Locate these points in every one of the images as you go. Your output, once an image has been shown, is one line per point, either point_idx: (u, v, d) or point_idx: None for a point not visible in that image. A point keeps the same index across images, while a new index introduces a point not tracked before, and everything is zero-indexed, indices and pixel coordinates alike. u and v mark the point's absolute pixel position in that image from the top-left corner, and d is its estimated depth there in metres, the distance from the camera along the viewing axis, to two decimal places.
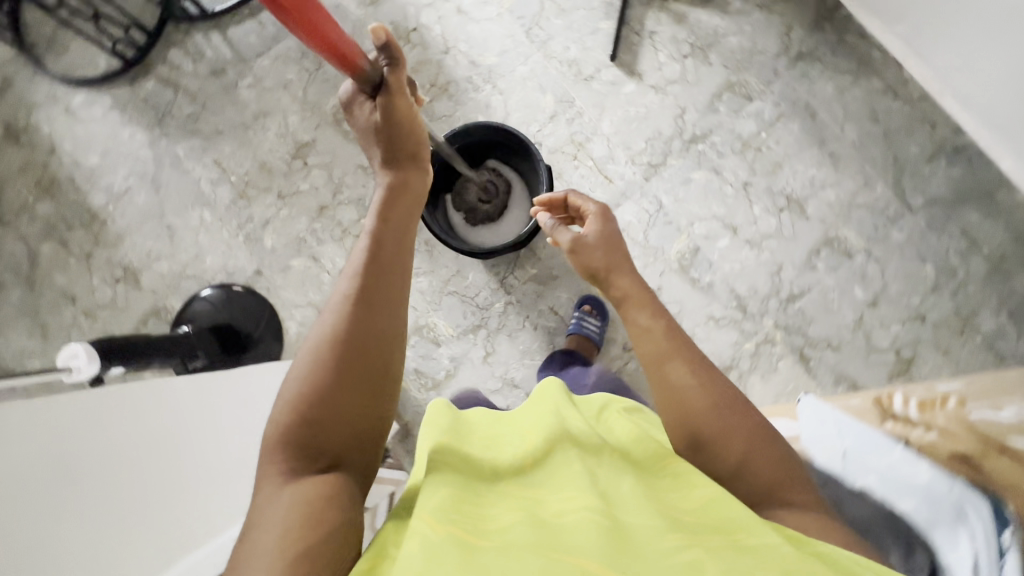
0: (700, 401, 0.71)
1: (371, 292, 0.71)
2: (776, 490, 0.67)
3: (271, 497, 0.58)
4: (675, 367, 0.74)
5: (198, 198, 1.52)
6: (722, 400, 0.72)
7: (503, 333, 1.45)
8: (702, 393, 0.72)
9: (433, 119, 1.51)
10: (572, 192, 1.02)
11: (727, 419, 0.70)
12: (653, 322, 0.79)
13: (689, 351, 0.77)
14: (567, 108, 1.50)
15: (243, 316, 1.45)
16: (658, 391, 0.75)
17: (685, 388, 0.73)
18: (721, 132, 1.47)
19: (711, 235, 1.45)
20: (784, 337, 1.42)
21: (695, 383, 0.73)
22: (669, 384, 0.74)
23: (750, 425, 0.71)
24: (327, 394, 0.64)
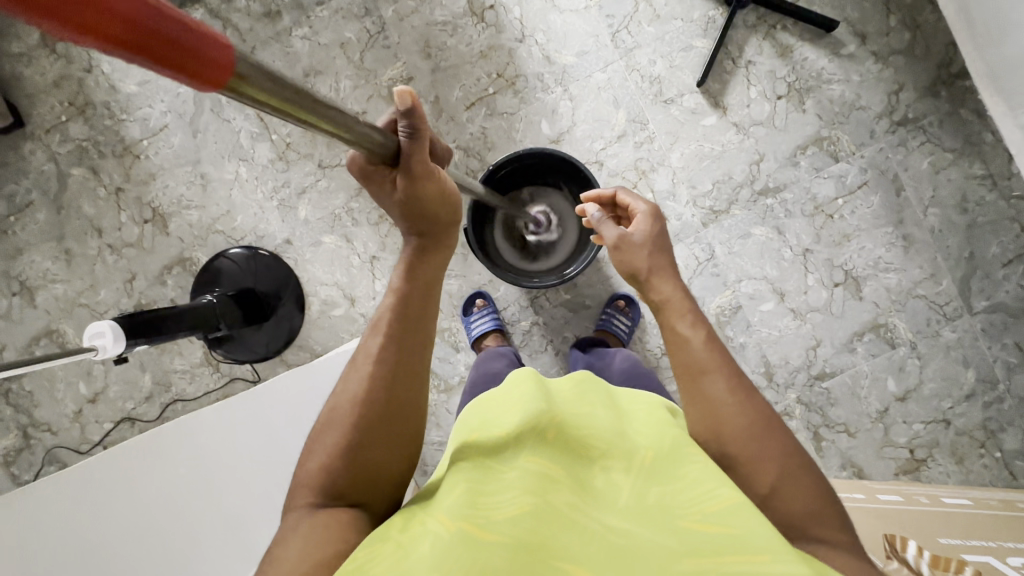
0: (727, 426, 0.65)
1: (400, 355, 0.70)
2: (804, 527, 0.59)
3: (297, 522, 0.61)
4: (711, 388, 0.67)
5: (236, 151, 1.45)
6: (757, 425, 0.64)
7: (523, 352, 1.43)
8: (737, 418, 0.65)
9: (494, 113, 1.41)
10: (621, 189, 0.91)
11: (755, 449, 0.63)
12: (693, 338, 0.71)
13: (731, 372, 0.68)
14: (638, 130, 1.39)
15: (269, 284, 1.43)
16: (693, 414, 0.68)
17: (715, 412, 0.66)
18: (795, 188, 1.37)
19: (756, 296, 1.39)
20: (803, 413, 1.39)
21: (726, 408, 0.65)
22: (704, 408, 0.67)
23: (787, 453, 0.63)
24: (369, 441, 0.66)
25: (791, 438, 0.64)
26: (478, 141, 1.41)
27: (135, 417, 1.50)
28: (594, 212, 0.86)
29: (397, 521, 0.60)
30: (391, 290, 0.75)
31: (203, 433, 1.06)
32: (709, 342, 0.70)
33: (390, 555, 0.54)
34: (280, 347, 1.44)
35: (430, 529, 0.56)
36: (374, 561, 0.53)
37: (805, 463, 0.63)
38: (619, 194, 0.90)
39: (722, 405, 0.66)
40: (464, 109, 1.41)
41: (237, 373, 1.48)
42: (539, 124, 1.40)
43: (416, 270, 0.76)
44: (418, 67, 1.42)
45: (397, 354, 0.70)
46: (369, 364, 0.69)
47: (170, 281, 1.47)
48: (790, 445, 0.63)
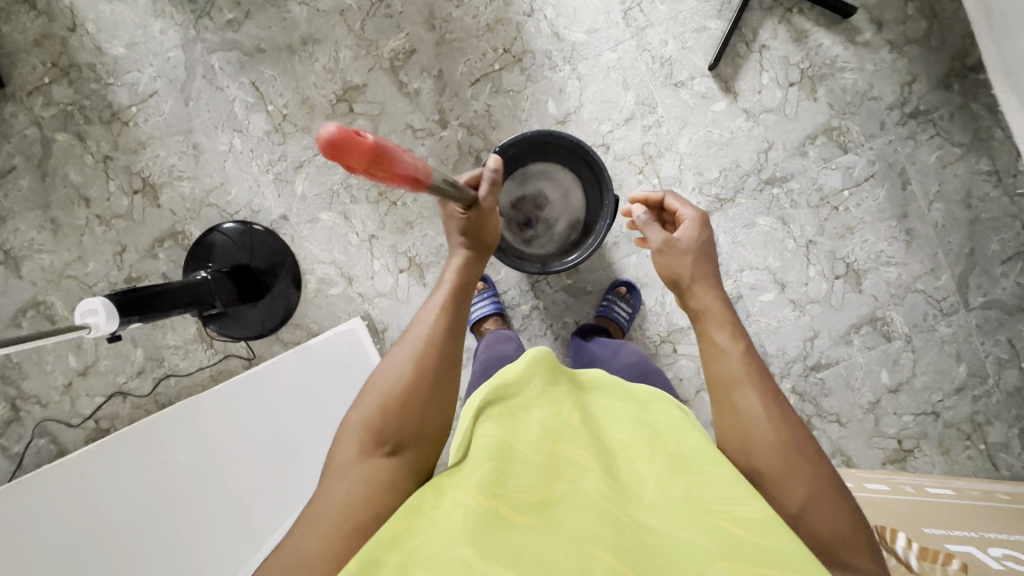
0: (757, 437, 0.65)
1: (453, 330, 0.73)
2: (820, 539, 0.61)
3: (341, 474, 0.63)
4: (744, 401, 0.67)
5: (230, 121, 1.40)
6: (788, 440, 0.64)
7: (522, 337, 1.42)
8: (768, 431, 0.65)
9: (499, 91, 1.37)
10: (671, 192, 0.88)
11: (783, 460, 0.63)
12: (730, 348, 0.71)
13: (766, 386, 0.68)
14: (647, 114, 1.35)
15: (264, 261, 1.40)
16: (724, 422, 0.69)
17: (747, 424, 0.66)
18: (802, 179, 1.36)
19: (757, 286, 1.38)
20: (797, 403, 1.41)
21: (757, 421, 0.66)
22: (735, 419, 0.67)
23: (815, 470, 0.63)
24: (412, 410, 0.67)
25: (824, 458, 0.65)
26: (482, 119, 1.37)
27: (127, 392, 1.48)
28: (639, 215, 0.86)
29: (428, 491, 0.59)
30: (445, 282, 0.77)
31: (203, 419, 1.07)
32: (747, 355, 0.70)
33: (423, 527, 0.54)
34: (274, 326, 1.42)
35: (461, 502, 0.56)
36: (407, 530, 0.54)
37: (831, 482, 0.63)
38: (668, 197, 0.88)
39: (755, 420, 0.65)
40: (468, 86, 1.37)
41: (231, 349, 1.46)
42: (546, 104, 1.37)
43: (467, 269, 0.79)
44: (422, 39, 1.36)
45: (450, 331, 0.73)
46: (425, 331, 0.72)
47: (161, 254, 1.43)
48: (818, 464, 0.64)
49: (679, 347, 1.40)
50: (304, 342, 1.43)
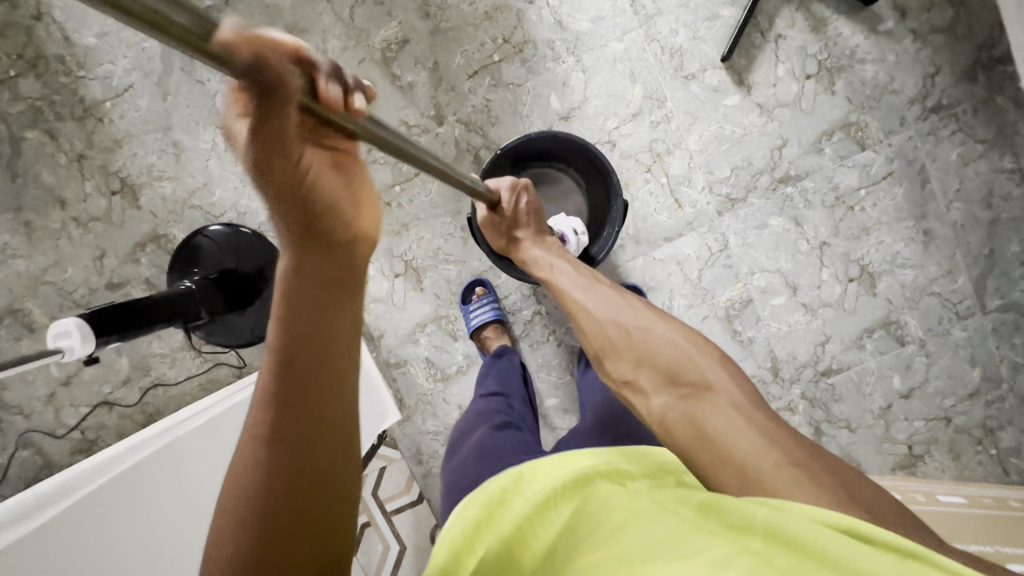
0: (594, 320, 0.86)
1: (294, 399, 0.53)
2: (683, 376, 0.73)
3: None
4: (580, 296, 0.90)
5: (212, 118, 1.31)
6: (617, 310, 0.86)
7: (523, 343, 1.37)
8: (598, 305, 0.88)
9: (498, 84, 1.29)
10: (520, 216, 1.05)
11: (614, 322, 0.84)
12: (556, 264, 0.98)
13: (586, 278, 0.94)
14: (655, 108, 1.28)
15: (253, 265, 1.33)
16: (580, 327, 0.89)
17: (584, 305, 0.89)
18: (817, 177, 1.29)
19: (768, 289, 1.33)
20: (806, 408, 1.38)
21: (590, 303, 0.89)
22: (580, 314, 0.89)
23: (647, 321, 0.82)
24: (268, 537, 0.49)
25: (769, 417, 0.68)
26: (480, 115, 1.29)
27: (114, 401, 1.42)
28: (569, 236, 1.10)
29: None
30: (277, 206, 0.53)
31: None
32: (572, 267, 0.96)
33: None
34: (265, 333, 1.36)
35: None
36: None
37: (667, 323, 0.81)
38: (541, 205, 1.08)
39: (703, 366, 0.74)
40: (465, 78, 1.29)
41: (220, 358, 1.40)
42: (548, 98, 1.29)
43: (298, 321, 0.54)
44: (416, 28, 1.28)
45: (292, 395, 0.53)
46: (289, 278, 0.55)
47: (144, 259, 1.36)
48: (653, 321, 0.82)
49: None
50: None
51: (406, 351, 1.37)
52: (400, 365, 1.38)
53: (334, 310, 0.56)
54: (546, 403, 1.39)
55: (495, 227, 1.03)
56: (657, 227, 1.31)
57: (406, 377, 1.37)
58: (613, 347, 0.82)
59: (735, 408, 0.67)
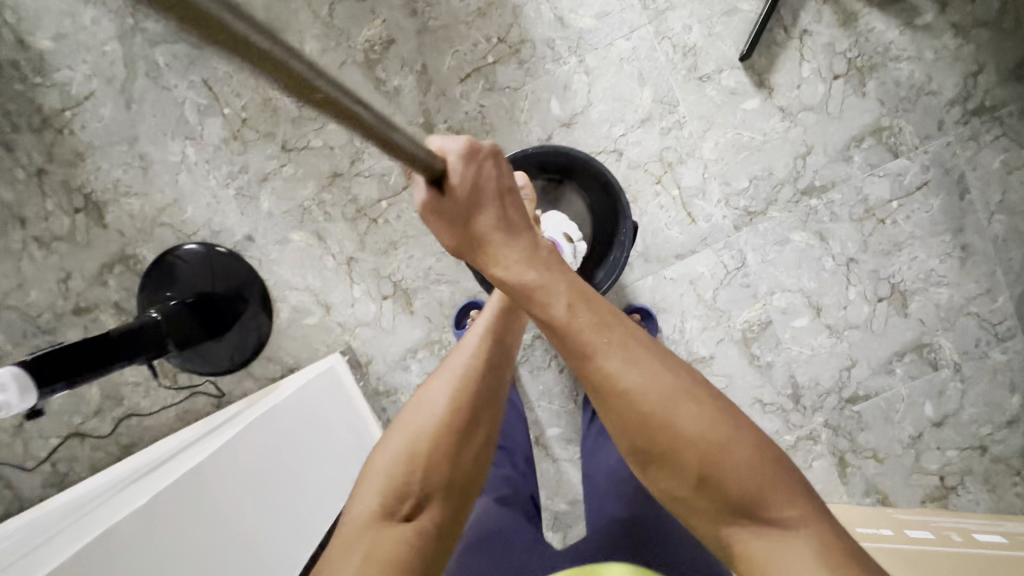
0: (636, 401, 0.62)
1: (394, 496, 0.61)
2: (755, 502, 0.57)
3: None
4: (610, 363, 0.63)
5: (180, 128, 1.20)
6: (670, 394, 0.62)
7: (523, 370, 1.27)
8: (641, 380, 0.62)
9: (493, 88, 1.17)
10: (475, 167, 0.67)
11: (669, 417, 0.61)
12: (562, 304, 0.66)
13: (614, 335, 0.65)
14: (666, 114, 1.17)
15: (230, 287, 1.22)
16: (608, 407, 0.64)
17: (629, 389, 0.62)
18: (845, 187, 1.18)
19: (789, 310, 1.22)
20: (830, 438, 1.27)
21: (632, 377, 0.62)
22: (610, 391, 0.63)
23: (708, 413, 0.61)
24: None
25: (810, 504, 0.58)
26: (473, 122, 1.18)
27: (85, 433, 1.32)
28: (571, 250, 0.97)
29: None
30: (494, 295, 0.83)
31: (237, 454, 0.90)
32: (584, 310, 0.65)
33: None
34: (245, 359, 1.26)
35: None
36: None
37: (741, 427, 0.61)
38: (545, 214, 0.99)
39: (739, 468, 0.58)
40: (457, 82, 1.17)
41: (199, 386, 1.30)
42: (548, 103, 1.17)
43: (393, 450, 0.65)
44: (402, 27, 1.16)
45: (399, 488, 0.62)
46: (470, 341, 0.77)
47: (111, 281, 1.25)
48: (713, 412, 0.61)
49: None
50: (278, 383, 1.27)
51: (396, 378, 1.27)
52: (391, 393, 1.28)
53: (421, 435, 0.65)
54: (548, 434, 1.28)
55: (444, 213, 0.68)
56: (668, 244, 1.20)
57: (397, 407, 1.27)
58: (663, 450, 0.61)
59: (808, 539, 0.55)
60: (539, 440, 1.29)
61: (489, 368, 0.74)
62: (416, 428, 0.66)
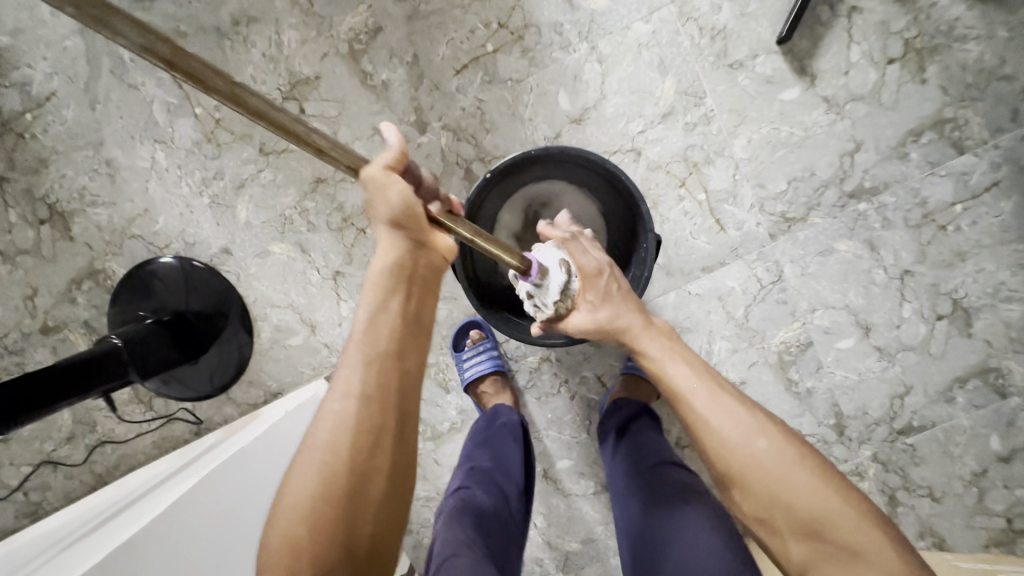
0: (725, 453, 0.64)
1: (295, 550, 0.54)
2: (822, 523, 0.58)
3: None
4: (698, 405, 0.67)
5: (149, 130, 1.09)
6: (761, 441, 0.63)
7: (529, 395, 1.14)
8: (729, 427, 0.64)
9: (493, 81, 1.04)
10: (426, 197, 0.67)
11: (755, 468, 0.62)
12: (672, 364, 0.71)
13: (705, 380, 0.69)
14: (691, 107, 1.02)
15: (209, 305, 1.12)
16: (696, 441, 0.67)
17: (712, 428, 0.65)
18: (900, 189, 1.02)
19: (833, 330, 1.07)
20: (879, 474, 1.12)
21: (720, 424, 0.65)
22: (695, 428, 0.66)
23: (798, 459, 0.62)
24: None
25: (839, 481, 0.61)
26: (471, 120, 1.05)
27: (57, 461, 1.22)
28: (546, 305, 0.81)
29: None
30: (384, 254, 0.62)
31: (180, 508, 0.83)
32: (676, 354, 0.73)
33: None
34: (226, 382, 1.15)
35: None
36: None
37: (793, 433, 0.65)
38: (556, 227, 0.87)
39: (767, 467, 0.61)
40: (452, 75, 1.04)
41: (176, 412, 1.19)
42: (556, 97, 1.03)
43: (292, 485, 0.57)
44: (390, 13, 1.04)
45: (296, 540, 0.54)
46: (356, 351, 0.60)
47: (79, 298, 1.14)
48: (794, 446, 0.63)
49: None
50: (261, 411, 1.15)
51: None
52: None
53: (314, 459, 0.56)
54: (557, 467, 1.15)
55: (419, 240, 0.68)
56: (693, 255, 1.06)
57: None
58: (743, 489, 0.62)
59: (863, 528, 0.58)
60: (548, 473, 1.15)
61: (373, 388, 0.59)
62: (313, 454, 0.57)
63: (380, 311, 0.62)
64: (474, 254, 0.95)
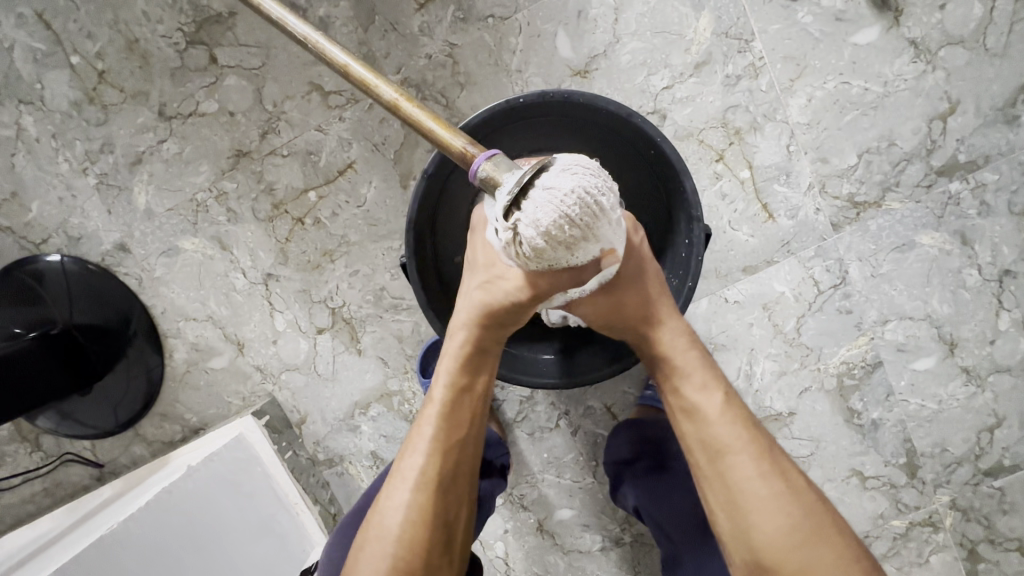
0: (775, 545, 0.50)
1: None
2: None
3: None
4: (750, 471, 0.52)
5: (10, 86, 0.81)
6: (814, 525, 0.51)
7: (520, 430, 0.89)
8: (785, 506, 0.51)
9: (471, 18, 0.78)
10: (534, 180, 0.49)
11: (814, 556, 0.50)
12: (717, 405, 0.55)
13: (760, 441, 0.54)
14: (733, 53, 0.77)
15: (109, 318, 0.85)
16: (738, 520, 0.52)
17: (763, 502, 0.51)
18: (1004, 162, 0.78)
19: (909, 347, 0.83)
20: (956, 523, 0.85)
21: (774, 502, 0.51)
22: (739, 493, 0.52)
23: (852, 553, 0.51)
24: None
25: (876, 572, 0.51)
26: (440, 72, 0.78)
27: None
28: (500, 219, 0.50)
29: None
30: (461, 324, 0.59)
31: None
32: (728, 401, 0.56)
33: None
34: (132, 417, 0.88)
35: None
36: None
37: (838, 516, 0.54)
38: None
39: (814, 545, 0.50)
40: (415, 10, 0.78)
41: (65, 452, 0.90)
42: (554, 40, 0.78)
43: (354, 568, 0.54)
44: None
45: None
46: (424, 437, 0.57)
47: None
48: (850, 536, 0.52)
49: None
50: (171, 454, 0.85)
51: (341, 444, 0.89)
52: (332, 465, 0.90)
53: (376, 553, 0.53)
54: (556, 519, 0.91)
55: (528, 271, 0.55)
56: (732, 251, 0.81)
57: (342, 485, 0.89)
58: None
59: None
60: (543, 527, 0.91)
61: (446, 476, 0.57)
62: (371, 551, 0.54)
63: (459, 391, 0.59)
64: (442, 252, 0.71)
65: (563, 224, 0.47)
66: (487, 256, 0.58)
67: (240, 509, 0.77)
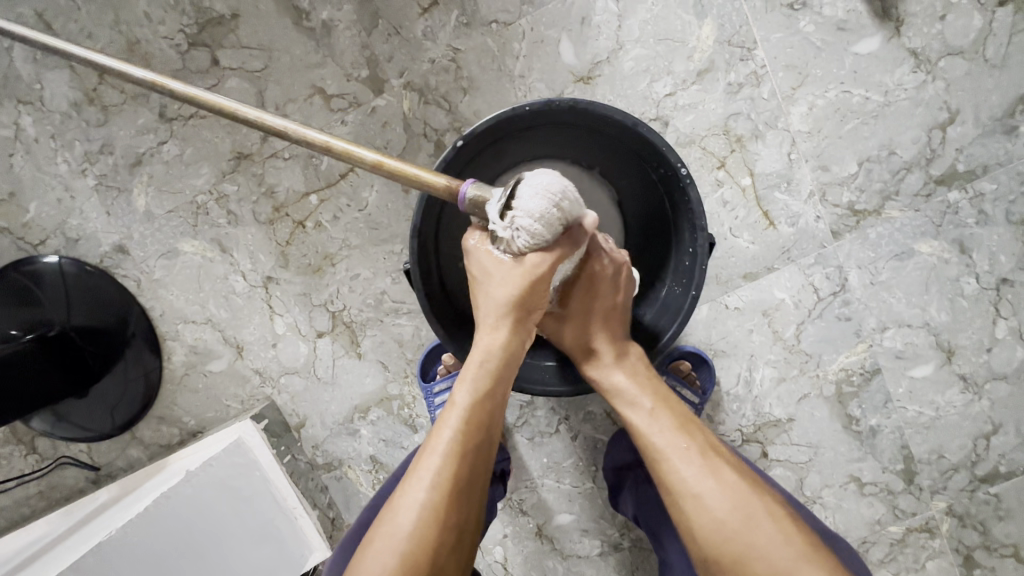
0: (712, 538, 0.52)
1: None
2: None
3: None
4: (684, 473, 0.55)
5: (9, 86, 0.81)
6: (746, 509, 0.53)
7: (520, 435, 0.89)
8: (717, 498, 0.53)
9: (474, 23, 0.78)
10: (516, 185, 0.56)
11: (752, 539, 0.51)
12: (648, 413, 0.60)
13: (693, 443, 0.58)
14: (736, 62, 0.77)
15: (108, 321, 0.84)
16: (680, 522, 0.55)
17: (697, 499, 0.54)
18: (1001, 172, 0.79)
19: (907, 354, 0.84)
20: (953, 529, 0.86)
21: (705, 499, 0.54)
22: (676, 497, 0.55)
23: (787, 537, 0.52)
24: None
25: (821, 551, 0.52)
26: (443, 76, 0.78)
27: None
28: (495, 224, 0.56)
29: None
30: (498, 325, 0.60)
31: None
32: (658, 409, 0.60)
33: None
34: (130, 420, 0.87)
35: None
36: None
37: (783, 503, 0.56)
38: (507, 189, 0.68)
39: (746, 528, 0.52)
40: (419, 14, 0.78)
41: (61, 455, 0.89)
42: (558, 46, 0.78)
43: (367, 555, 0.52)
44: None
45: None
46: (446, 430, 0.56)
47: None
48: (788, 519, 0.53)
49: (770, 450, 0.86)
50: (168, 459, 0.84)
51: (340, 448, 0.89)
52: (331, 469, 0.89)
53: (385, 548, 0.52)
54: (555, 524, 0.91)
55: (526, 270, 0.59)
56: (733, 258, 0.81)
57: (341, 488, 0.89)
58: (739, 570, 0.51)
59: None
60: (543, 532, 0.91)
61: (462, 477, 0.55)
62: (380, 545, 0.52)
63: (480, 398, 0.58)
64: (446, 258, 0.71)
65: (553, 211, 0.55)
66: (502, 263, 0.60)
67: (242, 509, 0.77)
